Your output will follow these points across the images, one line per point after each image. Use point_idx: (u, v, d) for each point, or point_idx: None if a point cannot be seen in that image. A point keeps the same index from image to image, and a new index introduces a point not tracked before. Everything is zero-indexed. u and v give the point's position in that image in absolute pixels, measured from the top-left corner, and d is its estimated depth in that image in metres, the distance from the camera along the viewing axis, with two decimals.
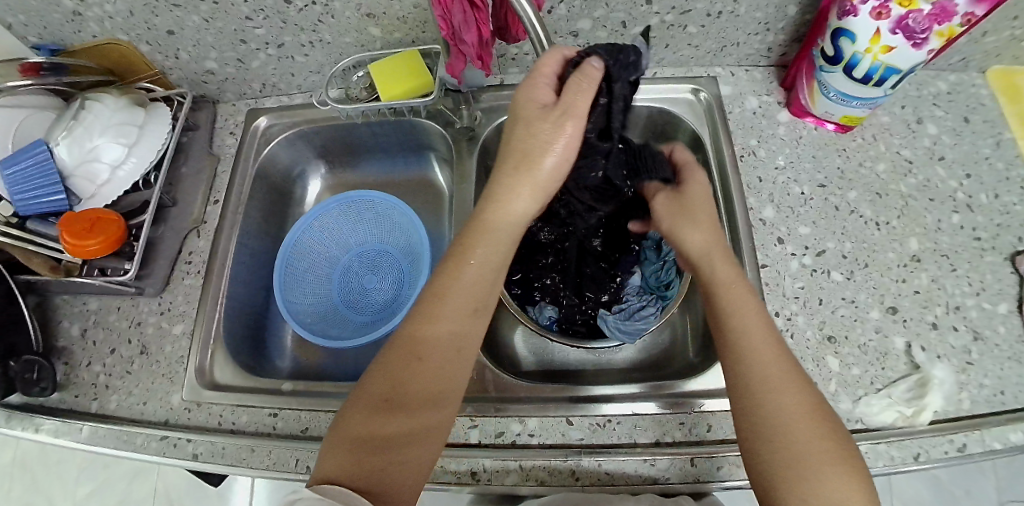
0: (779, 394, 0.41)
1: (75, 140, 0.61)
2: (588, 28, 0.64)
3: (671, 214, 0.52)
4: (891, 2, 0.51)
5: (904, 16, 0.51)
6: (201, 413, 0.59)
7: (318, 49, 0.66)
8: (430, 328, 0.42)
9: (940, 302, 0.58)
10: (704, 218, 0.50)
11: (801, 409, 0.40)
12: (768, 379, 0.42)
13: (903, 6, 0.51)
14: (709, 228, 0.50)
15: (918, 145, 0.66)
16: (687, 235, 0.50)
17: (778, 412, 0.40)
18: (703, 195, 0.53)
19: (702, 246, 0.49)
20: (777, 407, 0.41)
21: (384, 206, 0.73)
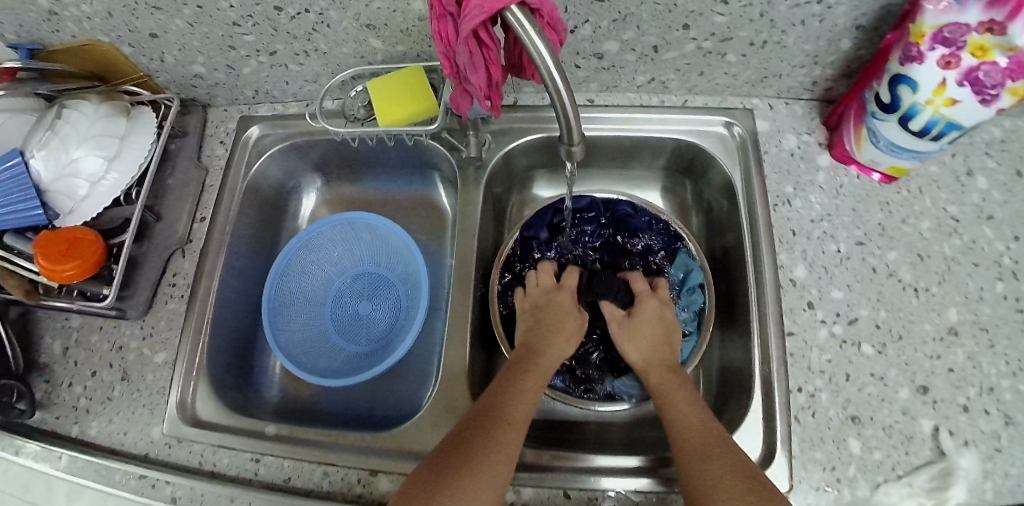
0: (703, 463, 0.42)
1: (50, 152, 0.56)
2: (615, 50, 0.57)
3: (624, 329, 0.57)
4: (963, 51, 0.45)
5: (975, 67, 0.45)
6: (182, 450, 0.56)
7: (314, 58, 0.60)
8: (500, 397, 0.47)
9: (974, 382, 0.53)
10: (648, 336, 0.56)
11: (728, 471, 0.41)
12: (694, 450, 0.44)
13: (976, 57, 0.45)
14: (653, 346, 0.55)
15: (967, 201, 0.61)
16: (629, 348, 0.56)
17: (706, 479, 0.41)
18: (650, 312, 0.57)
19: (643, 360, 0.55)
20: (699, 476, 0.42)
21: (380, 228, 0.67)
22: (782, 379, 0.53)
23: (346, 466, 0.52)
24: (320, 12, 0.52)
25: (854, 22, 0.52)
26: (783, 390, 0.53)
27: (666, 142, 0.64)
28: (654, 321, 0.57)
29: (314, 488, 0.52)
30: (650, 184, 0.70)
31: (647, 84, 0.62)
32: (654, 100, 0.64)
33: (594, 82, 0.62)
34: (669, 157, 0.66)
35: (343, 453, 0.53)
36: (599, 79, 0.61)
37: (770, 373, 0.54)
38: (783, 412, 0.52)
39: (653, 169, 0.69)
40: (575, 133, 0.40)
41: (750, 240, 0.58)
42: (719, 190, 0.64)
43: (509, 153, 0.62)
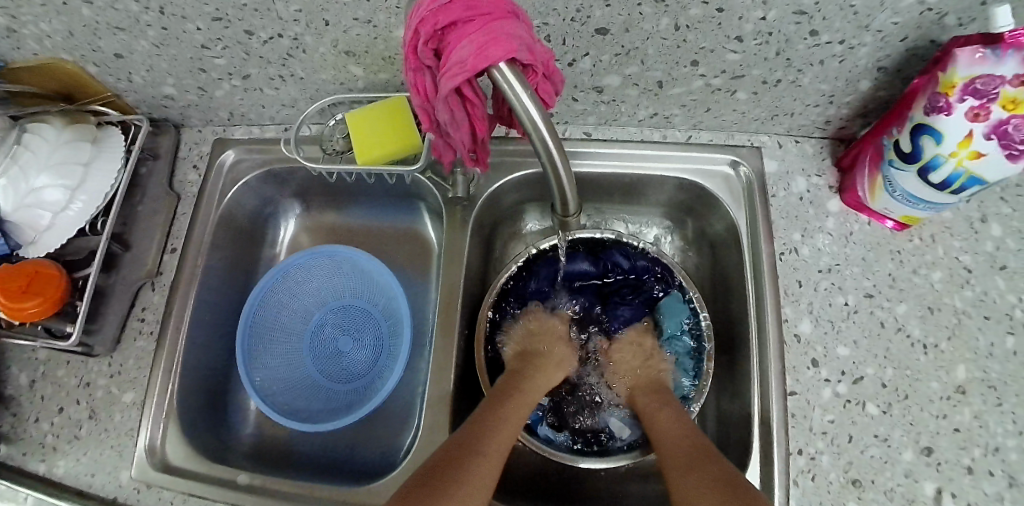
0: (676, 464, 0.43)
1: (10, 180, 0.53)
2: (617, 84, 0.53)
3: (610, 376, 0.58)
4: (993, 102, 0.42)
5: (1005, 121, 0.41)
6: (151, 496, 0.54)
7: (290, 83, 0.55)
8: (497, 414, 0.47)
9: (979, 443, 0.50)
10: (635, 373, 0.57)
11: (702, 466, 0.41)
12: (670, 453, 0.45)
13: (1006, 110, 0.41)
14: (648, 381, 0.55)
15: (980, 249, 0.57)
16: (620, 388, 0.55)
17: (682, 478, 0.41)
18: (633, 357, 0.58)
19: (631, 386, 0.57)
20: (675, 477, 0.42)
21: (361, 262, 0.62)
22: (782, 442, 0.51)
23: None
24: (294, 38, 0.48)
25: (875, 64, 0.48)
26: (782, 453, 0.50)
27: (667, 180, 0.60)
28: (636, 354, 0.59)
29: None
30: (651, 218, 0.66)
31: (650, 118, 0.58)
32: (656, 134, 0.59)
33: (592, 115, 0.58)
34: (671, 195, 0.62)
35: None
36: (599, 111, 0.57)
37: (768, 433, 0.52)
38: (781, 476, 0.50)
39: (654, 206, 0.65)
40: (569, 196, 0.37)
41: (754, 292, 0.55)
42: (722, 232, 0.61)
43: (497, 192, 0.58)
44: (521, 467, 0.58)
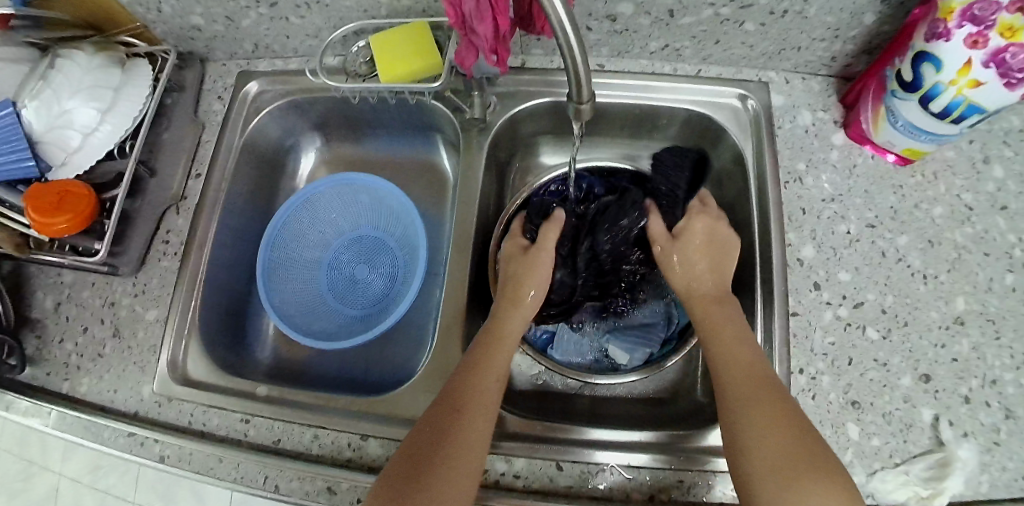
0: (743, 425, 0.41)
1: (43, 101, 0.55)
2: (629, 13, 0.54)
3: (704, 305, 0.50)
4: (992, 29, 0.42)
5: (1003, 49, 0.42)
6: (172, 409, 0.56)
7: (315, 11, 0.57)
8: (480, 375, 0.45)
9: (977, 374, 0.52)
10: (701, 266, 0.53)
11: (783, 439, 0.39)
12: (740, 405, 0.42)
13: (1005, 38, 0.42)
14: (712, 268, 0.53)
15: (981, 189, 0.58)
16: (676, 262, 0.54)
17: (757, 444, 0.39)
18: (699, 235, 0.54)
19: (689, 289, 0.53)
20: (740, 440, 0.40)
21: (381, 193, 0.66)
22: (784, 361, 0.52)
23: (335, 429, 0.52)
24: None
25: None
26: (784, 371, 0.52)
27: (677, 112, 0.62)
28: (699, 231, 0.54)
29: (304, 450, 0.52)
30: None
31: (661, 51, 0.60)
32: (667, 68, 0.62)
33: (605, 47, 0.60)
34: (680, 129, 0.65)
35: (333, 415, 0.53)
36: (611, 43, 0.59)
37: (771, 354, 0.53)
38: None
39: (662, 142, 0.68)
40: (585, 91, 0.38)
41: (758, 218, 0.57)
42: (731, 166, 0.62)
43: (515, 117, 0.61)
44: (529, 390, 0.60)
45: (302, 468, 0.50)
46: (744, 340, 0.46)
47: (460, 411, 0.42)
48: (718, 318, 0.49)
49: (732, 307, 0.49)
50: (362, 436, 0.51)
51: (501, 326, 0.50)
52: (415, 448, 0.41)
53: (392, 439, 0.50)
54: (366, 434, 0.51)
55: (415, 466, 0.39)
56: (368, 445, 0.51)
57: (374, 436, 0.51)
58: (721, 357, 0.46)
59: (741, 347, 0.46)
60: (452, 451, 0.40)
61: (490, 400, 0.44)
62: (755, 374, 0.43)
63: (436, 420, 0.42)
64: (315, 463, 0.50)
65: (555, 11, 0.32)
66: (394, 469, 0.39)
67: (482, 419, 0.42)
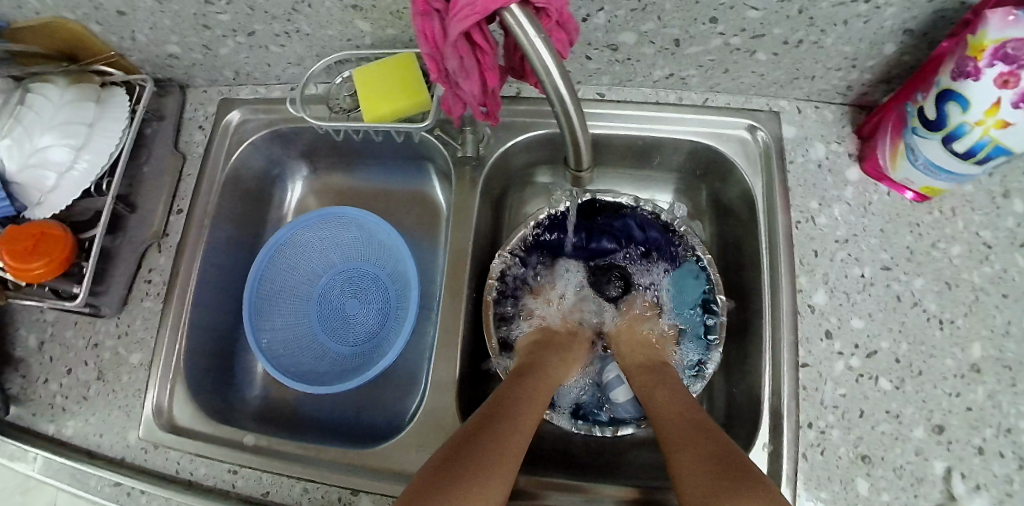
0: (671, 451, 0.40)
1: (15, 139, 0.52)
2: (631, 42, 0.51)
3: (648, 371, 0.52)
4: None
5: None
6: (159, 456, 0.54)
7: (297, 40, 0.54)
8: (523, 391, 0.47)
9: (992, 423, 0.49)
10: (632, 346, 0.56)
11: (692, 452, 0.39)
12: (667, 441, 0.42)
13: None
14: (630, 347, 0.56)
15: (1002, 225, 0.55)
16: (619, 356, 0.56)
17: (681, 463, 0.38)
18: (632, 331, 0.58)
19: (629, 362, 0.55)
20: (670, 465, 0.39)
21: (371, 226, 0.64)
22: (791, 413, 0.50)
23: (326, 483, 0.50)
24: None
25: (901, 26, 0.45)
26: (791, 424, 0.50)
27: (682, 143, 0.59)
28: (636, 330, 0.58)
29: (293, 503, 0.50)
30: (664, 188, 0.66)
31: (665, 79, 0.56)
32: (672, 96, 0.58)
33: (606, 75, 0.57)
34: (686, 159, 0.61)
35: (323, 467, 0.51)
36: (612, 71, 0.56)
37: (778, 405, 0.51)
38: (790, 448, 0.49)
39: (667, 171, 0.65)
40: (584, 156, 0.35)
41: (767, 259, 0.54)
42: (738, 200, 0.59)
43: (511, 150, 0.57)
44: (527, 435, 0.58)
45: None
46: (677, 393, 0.47)
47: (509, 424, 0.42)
48: (646, 377, 0.51)
49: (663, 371, 0.51)
50: (353, 491, 0.50)
51: (540, 366, 0.51)
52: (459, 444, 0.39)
53: (383, 496, 0.49)
54: (357, 489, 0.50)
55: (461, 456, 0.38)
56: (359, 500, 0.49)
57: (366, 491, 0.49)
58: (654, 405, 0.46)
59: (669, 395, 0.47)
60: (501, 455, 0.39)
61: (529, 422, 0.44)
62: (677, 413, 0.44)
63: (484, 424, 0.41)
64: None
65: (552, 77, 0.30)
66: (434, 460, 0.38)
67: (523, 438, 0.42)
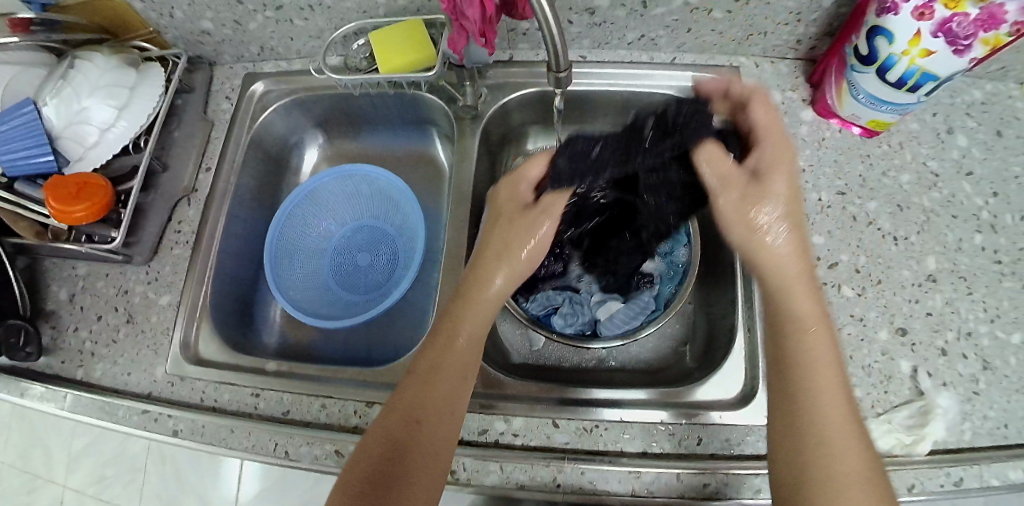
0: (824, 423, 0.39)
1: (63, 99, 0.59)
2: (606, 6, 0.59)
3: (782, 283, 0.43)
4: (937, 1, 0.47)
5: (948, 19, 0.46)
6: (185, 387, 0.58)
7: (318, 13, 0.62)
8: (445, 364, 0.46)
9: (952, 327, 0.55)
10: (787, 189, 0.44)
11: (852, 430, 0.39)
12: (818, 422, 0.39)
13: (949, 8, 0.46)
14: (793, 223, 0.43)
15: (946, 156, 0.62)
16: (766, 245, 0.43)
17: (831, 457, 0.38)
18: (779, 156, 0.44)
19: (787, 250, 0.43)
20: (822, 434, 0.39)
21: (382, 184, 0.70)
22: (765, 319, 0.55)
23: (343, 398, 0.54)
24: None
25: None
26: (766, 328, 0.55)
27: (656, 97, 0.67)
28: (782, 161, 0.44)
29: (313, 419, 0.54)
30: None
31: (637, 41, 0.65)
32: (644, 57, 0.67)
33: (586, 39, 0.65)
34: None
35: (340, 385, 0.56)
36: (591, 35, 0.64)
37: (752, 314, 0.56)
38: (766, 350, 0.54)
39: None
40: (562, 62, 0.42)
41: None
42: None
43: (506, 106, 0.65)
44: (525, 365, 0.63)
45: (311, 434, 0.52)
46: (827, 329, 0.43)
47: (425, 423, 0.44)
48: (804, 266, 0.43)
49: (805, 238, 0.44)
50: (368, 403, 0.54)
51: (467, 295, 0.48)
52: (385, 443, 0.43)
53: None
54: (372, 401, 0.54)
55: (386, 468, 0.42)
56: (373, 411, 0.53)
57: (379, 402, 0.53)
58: (817, 352, 0.41)
59: (829, 351, 0.42)
60: (413, 472, 0.42)
61: (446, 423, 0.44)
62: (826, 365, 0.41)
63: (401, 425, 0.43)
64: (324, 430, 0.53)
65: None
66: (363, 461, 0.43)
67: (440, 453, 0.44)
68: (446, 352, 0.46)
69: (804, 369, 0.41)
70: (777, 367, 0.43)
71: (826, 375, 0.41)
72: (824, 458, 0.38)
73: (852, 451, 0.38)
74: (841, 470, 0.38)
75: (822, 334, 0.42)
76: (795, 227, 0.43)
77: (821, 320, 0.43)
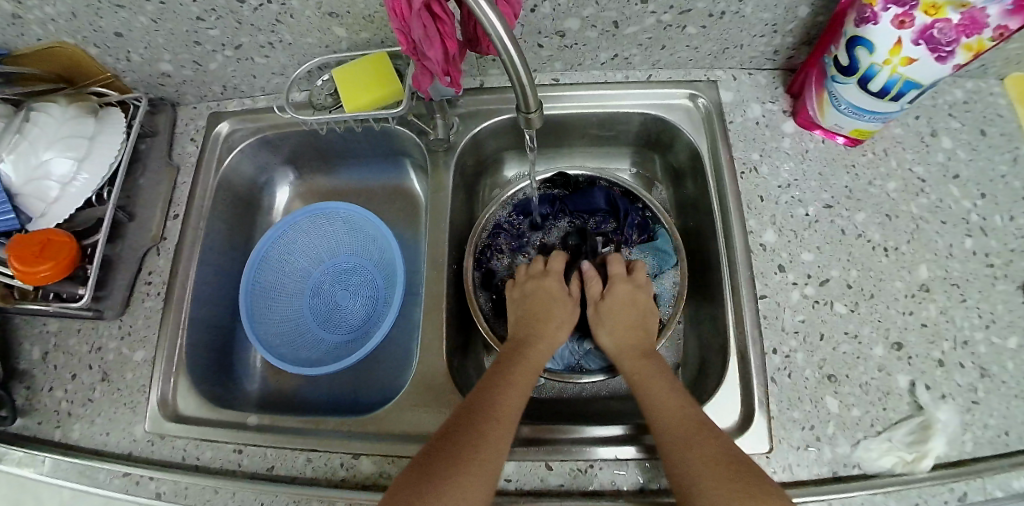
0: (662, 437, 0.45)
1: (20, 154, 0.57)
2: (576, 27, 0.58)
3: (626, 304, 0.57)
4: (916, 9, 0.45)
5: (929, 25, 0.45)
6: (166, 446, 0.56)
7: (280, 50, 0.61)
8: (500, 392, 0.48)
9: (947, 337, 0.54)
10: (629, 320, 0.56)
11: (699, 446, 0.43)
12: (675, 449, 0.44)
13: (929, 15, 0.45)
14: (632, 327, 0.55)
15: (932, 160, 0.61)
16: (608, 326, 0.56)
17: (683, 468, 0.43)
18: (626, 299, 0.57)
19: (615, 349, 0.55)
20: (663, 441, 0.45)
21: (358, 219, 0.68)
22: (757, 342, 0.54)
23: (328, 450, 0.53)
24: (282, 2, 0.53)
25: None
26: (758, 352, 0.54)
27: (633, 116, 0.65)
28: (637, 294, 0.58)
29: (299, 473, 0.52)
30: (621, 158, 0.72)
31: (611, 60, 0.63)
32: (619, 76, 0.65)
33: (558, 61, 0.63)
34: (638, 131, 0.68)
35: (325, 436, 0.54)
36: (563, 57, 0.62)
37: (744, 337, 0.55)
38: (759, 375, 0.53)
39: (623, 145, 0.71)
40: (532, 101, 0.40)
41: (719, 206, 0.60)
42: (689, 162, 0.66)
43: (479, 135, 0.63)
44: None
45: (299, 491, 0.51)
46: (671, 384, 0.49)
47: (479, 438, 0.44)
48: (640, 365, 0.52)
49: (659, 361, 0.52)
50: (355, 455, 0.52)
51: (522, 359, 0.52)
52: (442, 447, 0.43)
53: (384, 456, 0.51)
54: (358, 453, 0.52)
55: (431, 470, 0.41)
56: (361, 463, 0.52)
57: (366, 454, 0.52)
58: (652, 402, 0.48)
59: (665, 392, 0.48)
60: (463, 479, 0.41)
61: (500, 441, 0.44)
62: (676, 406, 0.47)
63: (455, 434, 0.44)
64: (310, 485, 0.51)
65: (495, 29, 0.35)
66: (419, 462, 0.42)
67: (490, 466, 0.42)
68: (501, 379, 0.49)
69: (648, 402, 0.49)
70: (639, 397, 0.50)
71: (665, 404, 0.48)
72: (670, 446, 0.44)
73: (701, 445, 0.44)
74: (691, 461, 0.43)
75: (657, 383, 0.50)
76: (632, 328, 0.55)
77: (661, 380, 0.50)
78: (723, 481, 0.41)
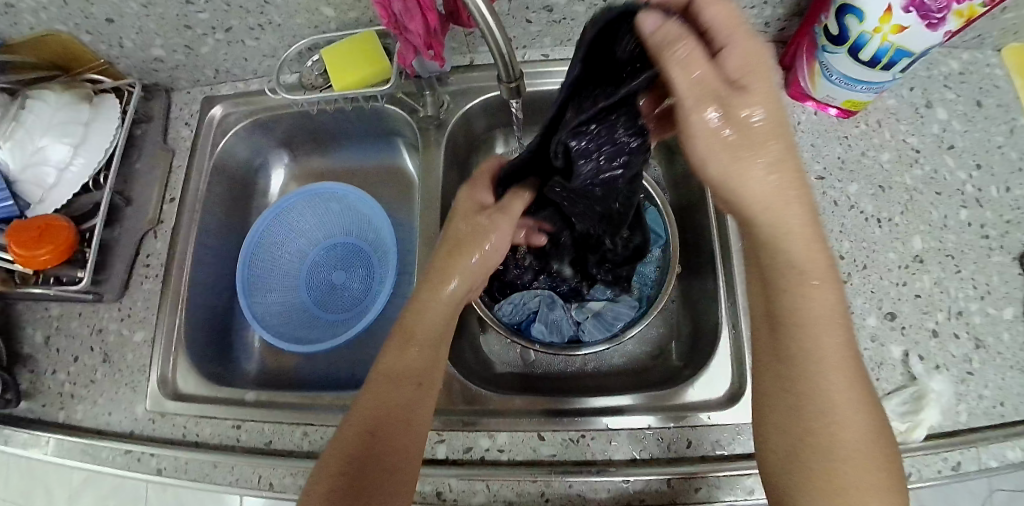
0: (820, 369, 0.36)
1: (17, 142, 0.58)
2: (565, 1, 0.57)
3: (730, 151, 0.31)
4: None
5: None
6: (166, 424, 0.57)
7: (269, 32, 0.61)
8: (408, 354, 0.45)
9: (942, 307, 0.54)
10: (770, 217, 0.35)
11: (857, 404, 0.36)
12: (830, 394, 0.36)
13: None
14: (765, 98, 0.31)
15: (926, 132, 0.61)
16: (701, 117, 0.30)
17: (836, 431, 0.35)
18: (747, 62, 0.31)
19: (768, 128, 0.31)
20: (811, 361, 0.36)
21: (350, 199, 0.69)
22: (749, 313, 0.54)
23: (324, 424, 0.53)
24: None
25: None
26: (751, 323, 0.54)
27: None
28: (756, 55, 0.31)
29: (297, 447, 0.53)
30: None
31: None
32: None
33: (548, 36, 0.63)
34: None
35: (321, 412, 0.55)
36: (553, 32, 0.62)
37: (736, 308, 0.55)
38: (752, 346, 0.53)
39: None
40: (513, 72, 0.41)
41: None
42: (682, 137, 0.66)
43: (470, 112, 0.64)
44: (509, 375, 0.62)
45: (296, 464, 0.51)
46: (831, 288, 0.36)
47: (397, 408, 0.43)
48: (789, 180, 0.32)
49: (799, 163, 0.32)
50: None
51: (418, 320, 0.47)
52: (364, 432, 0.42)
53: None
54: None
55: (360, 458, 0.41)
56: None
57: None
58: (808, 301, 0.36)
59: (812, 254, 0.35)
60: (389, 456, 0.41)
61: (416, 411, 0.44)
62: (833, 325, 0.36)
63: (375, 414, 0.43)
64: (307, 459, 0.52)
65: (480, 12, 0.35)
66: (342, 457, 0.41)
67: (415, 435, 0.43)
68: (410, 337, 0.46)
69: (801, 295, 0.35)
70: (775, 286, 0.36)
71: (820, 312, 0.36)
72: (820, 376, 0.36)
73: (850, 400, 0.36)
74: (838, 430, 0.35)
75: (822, 293, 0.36)
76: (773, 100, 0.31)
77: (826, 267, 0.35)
78: (872, 474, 0.35)
